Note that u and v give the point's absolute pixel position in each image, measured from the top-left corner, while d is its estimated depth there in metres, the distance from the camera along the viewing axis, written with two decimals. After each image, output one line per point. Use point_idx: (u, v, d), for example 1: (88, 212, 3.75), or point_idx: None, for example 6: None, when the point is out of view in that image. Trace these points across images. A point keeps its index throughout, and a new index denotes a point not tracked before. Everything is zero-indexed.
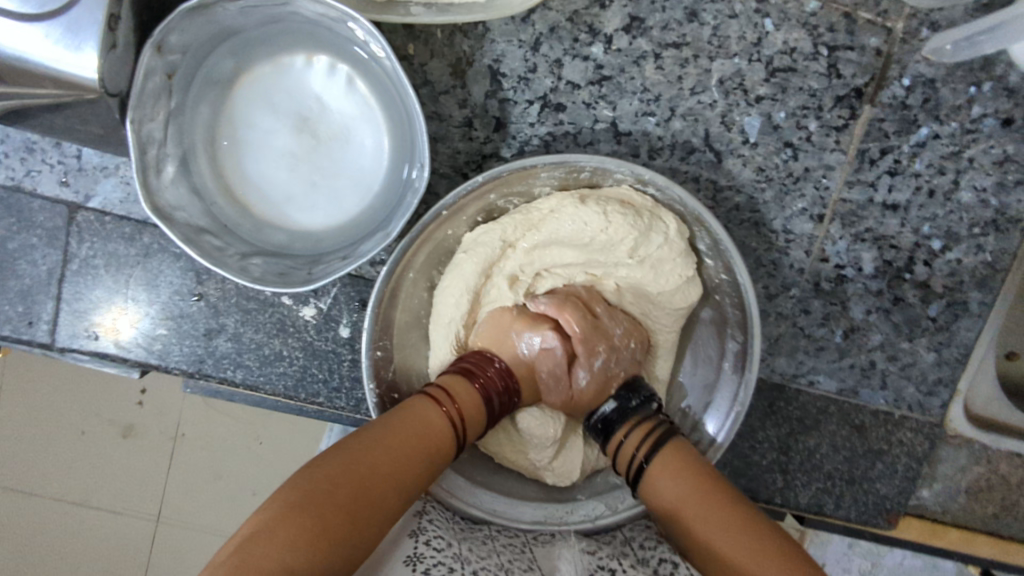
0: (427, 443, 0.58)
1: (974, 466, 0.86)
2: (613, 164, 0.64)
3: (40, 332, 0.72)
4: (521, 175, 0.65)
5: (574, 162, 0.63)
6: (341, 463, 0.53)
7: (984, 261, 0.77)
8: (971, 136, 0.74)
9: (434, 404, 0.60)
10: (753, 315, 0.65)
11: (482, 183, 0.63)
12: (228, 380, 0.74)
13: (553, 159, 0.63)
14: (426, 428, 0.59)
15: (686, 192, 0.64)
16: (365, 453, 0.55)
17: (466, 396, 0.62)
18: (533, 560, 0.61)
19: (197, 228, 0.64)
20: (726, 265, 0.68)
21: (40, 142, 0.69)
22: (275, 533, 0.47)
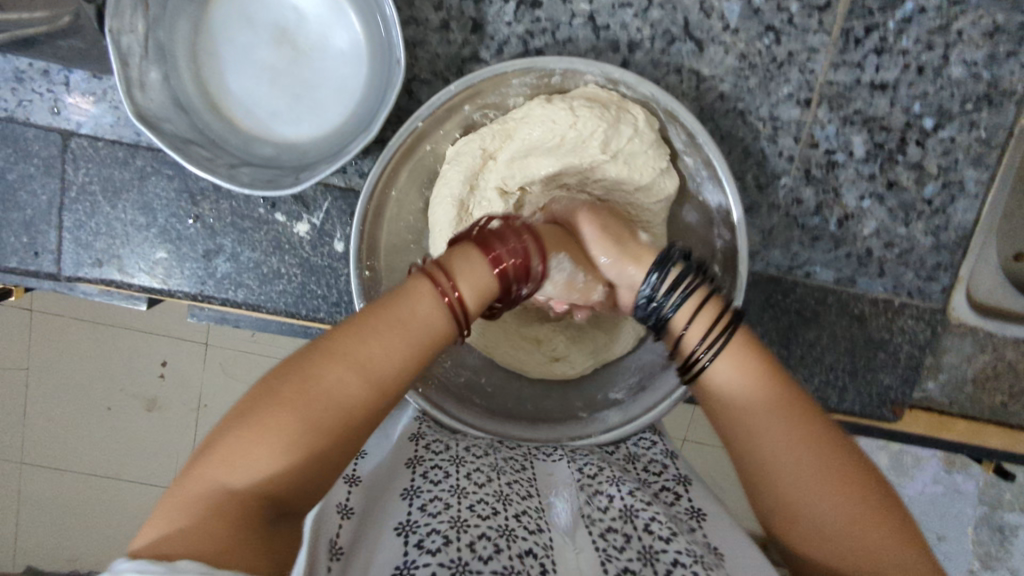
0: (413, 331, 0.47)
1: (980, 355, 0.83)
2: (581, 65, 0.63)
3: (44, 262, 0.74)
4: (493, 83, 0.65)
5: (543, 65, 0.63)
6: (305, 388, 0.42)
7: (979, 138, 0.76)
8: (959, 7, 0.72)
9: (429, 285, 0.49)
10: (738, 209, 0.64)
11: (454, 93, 0.63)
12: (229, 301, 0.75)
13: (523, 63, 0.63)
14: (416, 313, 0.47)
15: (660, 87, 0.63)
16: (343, 368, 0.43)
17: (472, 279, 0.50)
18: (532, 483, 0.61)
19: (184, 138, 0.65)
20: (705, 162, 0.66)
21: (29, 70, 0.71)
22: (259, 449, 0.40)
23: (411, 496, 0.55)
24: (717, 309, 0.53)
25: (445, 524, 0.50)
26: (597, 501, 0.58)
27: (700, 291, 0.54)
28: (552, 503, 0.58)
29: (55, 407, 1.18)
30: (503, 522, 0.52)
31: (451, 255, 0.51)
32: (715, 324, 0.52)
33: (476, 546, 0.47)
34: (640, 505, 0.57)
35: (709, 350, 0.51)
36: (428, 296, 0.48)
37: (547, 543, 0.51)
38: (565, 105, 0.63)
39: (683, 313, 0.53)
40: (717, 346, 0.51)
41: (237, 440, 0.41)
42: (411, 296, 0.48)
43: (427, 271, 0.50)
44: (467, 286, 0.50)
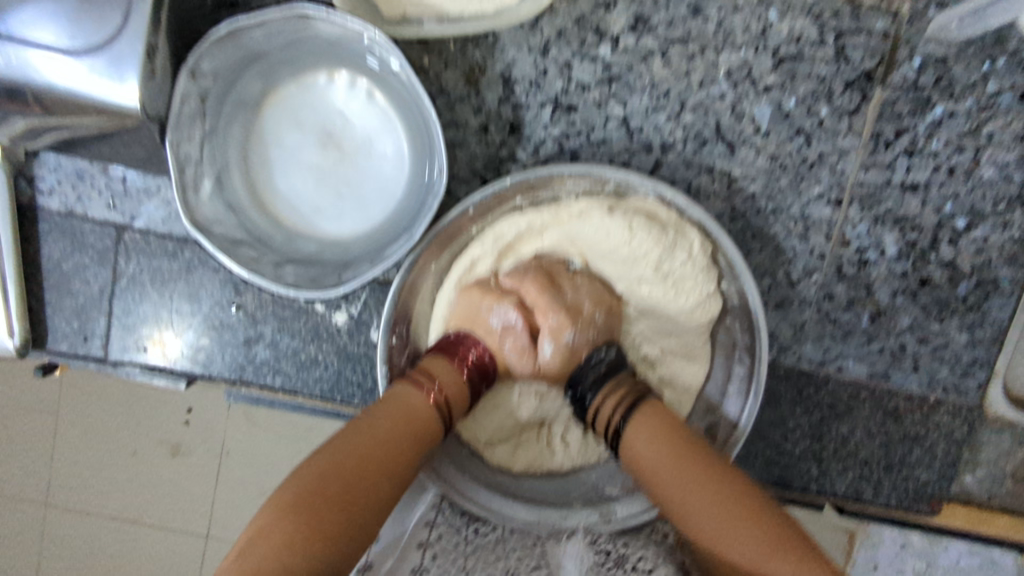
0: (418, 425, 0.58)
1: (1019, 450, 0.82)
2: (636, 178, 0.66)
3: (94, 346, 0.77)
4: (547, 181, 0.68)
5: (599, 172, 0.66)
6: (312, 479, 0.52)
7: (1013, 237, 0.76)
8: (988, 113, 0.73)
9: (417, 390, 0.60)
10: (763, 329, 0.66)
11: (509, 186, 0.66)
12: (267, 386, 0.77)
13: (581, 168, 0.66)
14: (413, 405, 0.59)
15: (705, 212, 0.66)
16: (347, 454, 0.54)
17: (448, 378, 0.61)
18: (536, 557, 0.62)
19: (234, 240, 0.68)
20: (731, 274, 0.68)
21: (90, 168, 0.74)
22: (266, 539, 0.48)
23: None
24: (628, 391, 0.61)
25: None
26: (598, 569, 0.60)
27: (622, 377, 0.63)
28: (552, 564, 0.61)
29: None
30: None
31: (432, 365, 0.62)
32: (623, 397, 0.61)
33: None
34: (636, 567, 0.59)
35: (593, 390, 0.62)
36: (415, 395, 0.60)
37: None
38: (623, 220, 0.65)
39: (607, 398, 0.61)
40: (620, 400, 0.61)
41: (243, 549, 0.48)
42: (403, 395, 0.60)
43: (411, 381, 0.61)
44: (448, 377, 0.61)
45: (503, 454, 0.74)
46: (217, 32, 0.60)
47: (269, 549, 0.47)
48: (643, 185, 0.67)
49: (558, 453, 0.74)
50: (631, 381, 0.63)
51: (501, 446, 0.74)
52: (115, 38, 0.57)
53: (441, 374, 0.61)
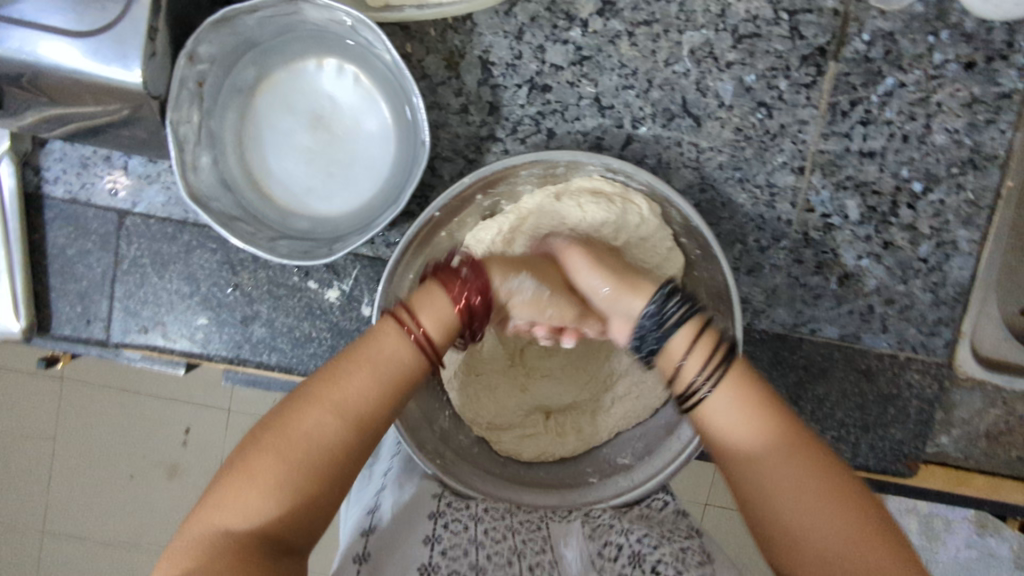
0: (395, 367, 0.61)
1: (991, 409, 0.86)
2: (583, 158, 0.69)
3: (97, 329, 0.80)
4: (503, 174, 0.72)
5: (550, 159, 0.69)
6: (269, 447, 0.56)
7: (968, 199, 0.81)
8: (936, 82, 0.79)
9: (396, 329, 0.62)
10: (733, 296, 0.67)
11: (468, 185, 0.69)
12: (264, 363, 0.80)
13: (531, 156, 0.69)
14: (388, 353, 0.61)
15: (655, 176, 0.69)
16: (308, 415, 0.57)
17: (432, 318, 0.63)
18: (546, 541, 0.66)
19: (230, 216, 0.72)
20: (700, 237, 0.72)
21: (93, 157, 0.78)
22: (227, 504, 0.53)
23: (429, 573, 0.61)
24: (712, 340, 0.64)
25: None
26: (606, 549, 0.65)
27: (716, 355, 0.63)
28: (564, 555, 0.65)
29: (85, 472, 1.22)
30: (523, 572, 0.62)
31: (417, 297, 0.64)
32: (712, 357, 0.63)
33: None
34: (647, 549, 0.63)
35: (708, 381, 0.62)
36: (394, 333, 0.62)
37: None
38: (573, 202, 0.74)
39: (683, 351, 0.64)
40: (715, 379, 0.62)
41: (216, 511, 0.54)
42: (377, 344, 0.61)
43: (392, 317, 0.63)
44: (432, 322, 0.63)
45: (511, 443, 0.77)
46: (213, 17, 0.65)
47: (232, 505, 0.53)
48: (590, 161, 0.70)
49: (567, 439, 0.77)
50: (720, 334, 0.64)
51: (511, 433, 0.77)
52: (118, 21, 0.62)
53: (433, 301, 0.63)
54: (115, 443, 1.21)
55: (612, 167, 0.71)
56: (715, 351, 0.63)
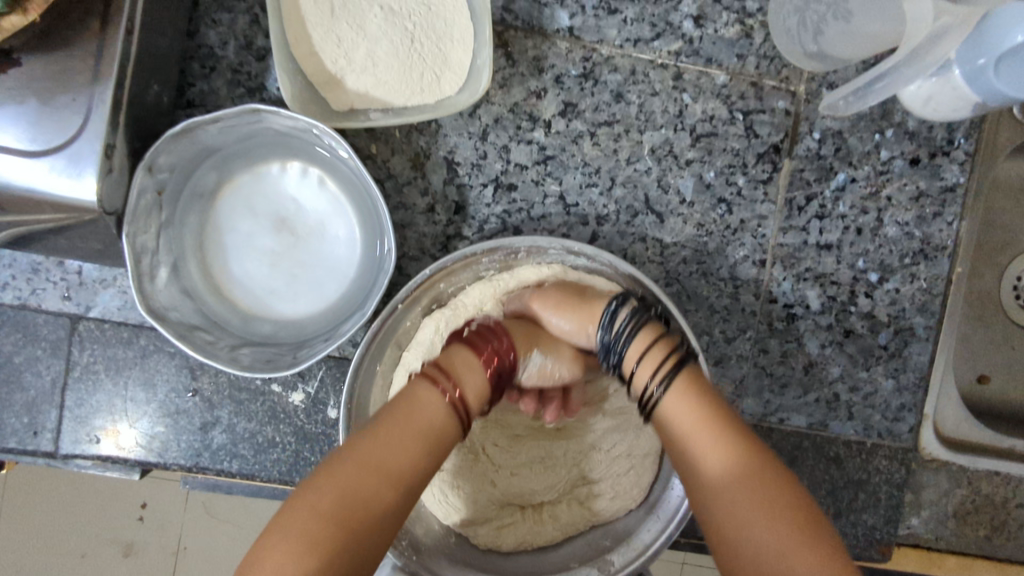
0: (426, 424, 0.61)
1: (957, 489, 0.87)
2: (543, 241, 0.72)
3: (44, 441, 0.76)
4: (465, 262, 0.74)
5: (508, 244, 0.72)
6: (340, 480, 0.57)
7: (921, 287, 0.84)
8: (884, 177, 0.82)
9: (429, 390, 0.63)
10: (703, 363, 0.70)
11: (429, 276, 0.71)
12: (224, 471, 0.77)
13: (490, 245, 0.72)
14: (423, 414, 0.62)
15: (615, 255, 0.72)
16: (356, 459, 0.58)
17: (469, 381, 0.65)
18: None
19: (190, 324, 0.70)
20: None
21: (45, 262, 0.75)
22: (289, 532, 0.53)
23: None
24: (667, 348, 0.67)
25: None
26: None
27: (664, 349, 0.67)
28: None
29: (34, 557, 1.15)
30: None
31: (454, 362, 0.66)
32: (663, 363, 0.66)
33: None
34: None
35: (662, 386, 0.65)
36: (432, 398, 0.63)
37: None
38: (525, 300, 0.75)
39: (637, 356, 0.68)
40: (666, 383, 0.65)
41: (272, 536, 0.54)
42: (420, 400, 0.62)
43: (429, 377, 0.64)
44: (465, 374, 0.65)
45: (487, 534, 0.75)
46: (173, 130, 0.64)
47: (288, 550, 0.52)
48: (549, 245, 0.73)
49: (544, 528, 0.76)
50: (675, 344, 0.67)
51: (486, 526, 0.75)
52: (74, 139, 0.60)
53: (453, 361, 0.66)
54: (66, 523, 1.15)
55: (570, 248, 0.73)
56: (669, 357, 0.66)
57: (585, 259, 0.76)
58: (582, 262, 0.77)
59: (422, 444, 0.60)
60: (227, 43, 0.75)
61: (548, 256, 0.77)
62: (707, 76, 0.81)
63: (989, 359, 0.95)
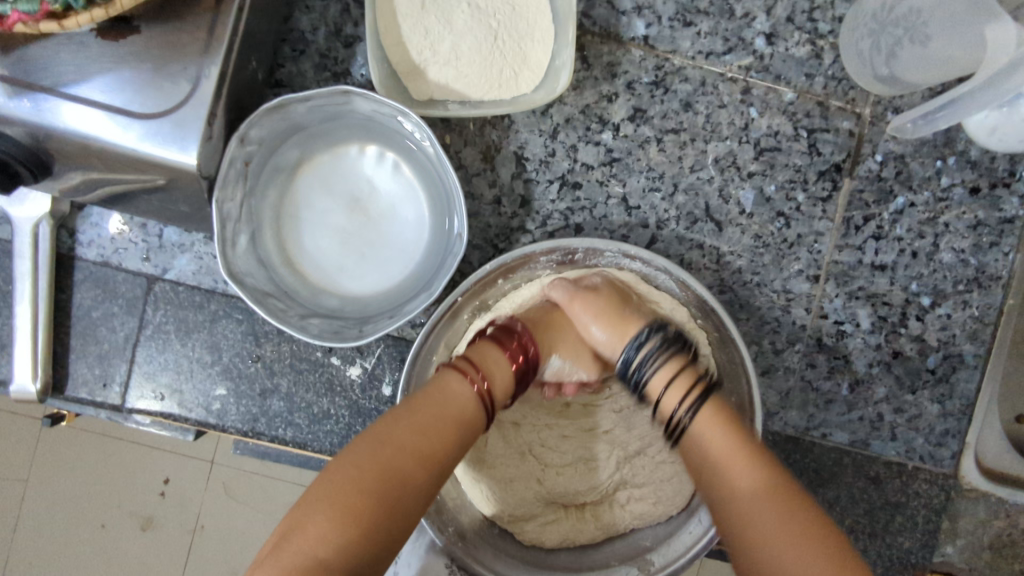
0: (454, 408, 0.64)
1: (994, 520, 0.87)
2: (602, 244, 0.73)
3: (111, 393, 0.79)
4: (524, 260, 0.75)
5: (567, 245, 0.73)
6: (367, 456, 0.59)
7: (973, 315, 0.84)
8: (943, 204, 0.83)
9: (461, 378, 0.65)
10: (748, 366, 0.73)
11: (490, 271, 0.73)
12: (278, 438, 0.79)
13: (549, 244, 0.73)
14: (450, 395, 0.64)
15: (670, 261, 0.73)
16: (398, 432, 0.60)
17: (498, 378, 0.67)
18: None
19: (264, 291, 0.73)
20: (716, 323, 0.76)
21: (129, 223, 0.80)
22: (321, 512, 0.55)
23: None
24: (689, 378, 0.69)
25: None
26: None
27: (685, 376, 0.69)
28: None
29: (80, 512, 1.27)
30: None
31: (480, 354, 0.68)
32: (691, 390, 0.68)
33: None
34: None
35: (687, 411, 0.68)
36: (459, 384, 0.65)
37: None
38: None
39: (663, 381, 0.70)
40: (694, 408, 0.68)
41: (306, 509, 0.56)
42: (450, 389, 0.65)
43: (457, 368, 0.66)
44: (498, 373, 0.68)
45: (533, 530, 0.77)
46: (269, 104, 0.68)
47: (326, 524, 0.55)
48: (607, 248, 0.74)
49: (587, 526, 0.77)
50: (698, 374, 0.70)
51: (532, 522, 0.77)
52: (181, 105, 0.64)
53: (489, 358, 0.68)
54: (109, 487, 1.27)
55: (627, 252, 0.74)
56: (691, 384, 0.69)
57: (639, 263, 0.78)
58: (636, 266, 0.79)
59: (450, 429, 0.63)
60: (318, 28, 0.79)
61: (603, 258, 0.79)
62: (775, 92, 0.83)
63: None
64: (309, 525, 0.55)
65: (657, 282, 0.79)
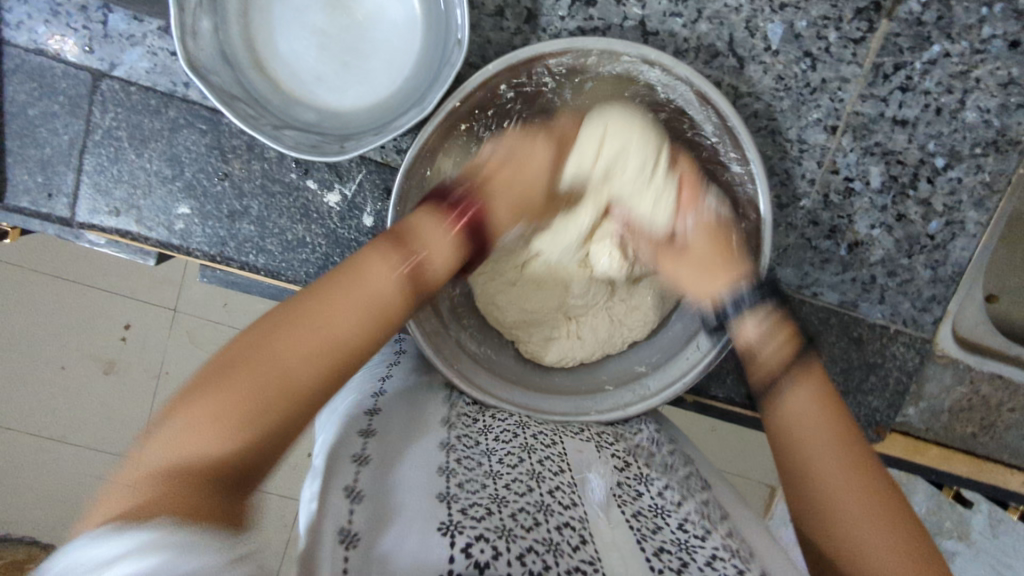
0: (383, 297, 0.54)
1: (958, 386, 0.89)
2: (620, 46, 0.64)
3: (59, 205, 0.71)
4: (529, 62, 0.66)
5: (582, 45, 0.64)
6: (262, 362, 0.47)
7: (984, 181, 0.81)
8: (980, 56, 0.77)
9: (386, 257, 0.56)
10: (761, 193, 0.66)
11: (491, 73, 0.64)
12: (249, 265, 0.74)
13: (563, 44, 0.64)
14: (380, 281, 0.54)
15: (694, 72, 0.65)
16: (303, 337, 0.49)
17: (437, 238, 0.59)
18: (564, 462, 0.62)
19: (230, 93, 0.64)
20: (733, 142, 0.68)
21: (66, 4, 0.68)
22: (188, 410, 0.44)
23: (447, 473, 0.56)
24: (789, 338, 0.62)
25: (486, 499, 0.54)
26: (627, 486, 0.63)
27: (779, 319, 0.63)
28: (586, 478, 0.61)
29: (40, 346, 1.22)
30: (540, 501, 0.56)
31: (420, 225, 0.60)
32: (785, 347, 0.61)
33: (518, 518, 0.52)
34: (671, 505, 0.62)
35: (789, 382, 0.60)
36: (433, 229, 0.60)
37: (583, 516, 0.56)
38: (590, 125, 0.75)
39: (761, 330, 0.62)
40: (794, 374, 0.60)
41: (178, 408, 0.44)
42: (373, 262, 0.55)
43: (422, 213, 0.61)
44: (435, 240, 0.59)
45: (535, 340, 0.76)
46: None
47: (196, 427, 0.43)
48: (626, 52, 0.65)
49: (584, 342, 0.76)
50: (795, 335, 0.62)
51: (535, 329, 0.76)
52: None
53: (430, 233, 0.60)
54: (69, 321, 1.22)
55: (647, 58, 0.65)
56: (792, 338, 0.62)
57: (660, 71, 0.67)
58: (655, 75, 0.68)
59: (377, 307, 0.53)
60: None
61: (619, 64, 0.68)
62: None
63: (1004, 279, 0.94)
64: (166, 454, 0.42)
65: (676, 93, 0.70)
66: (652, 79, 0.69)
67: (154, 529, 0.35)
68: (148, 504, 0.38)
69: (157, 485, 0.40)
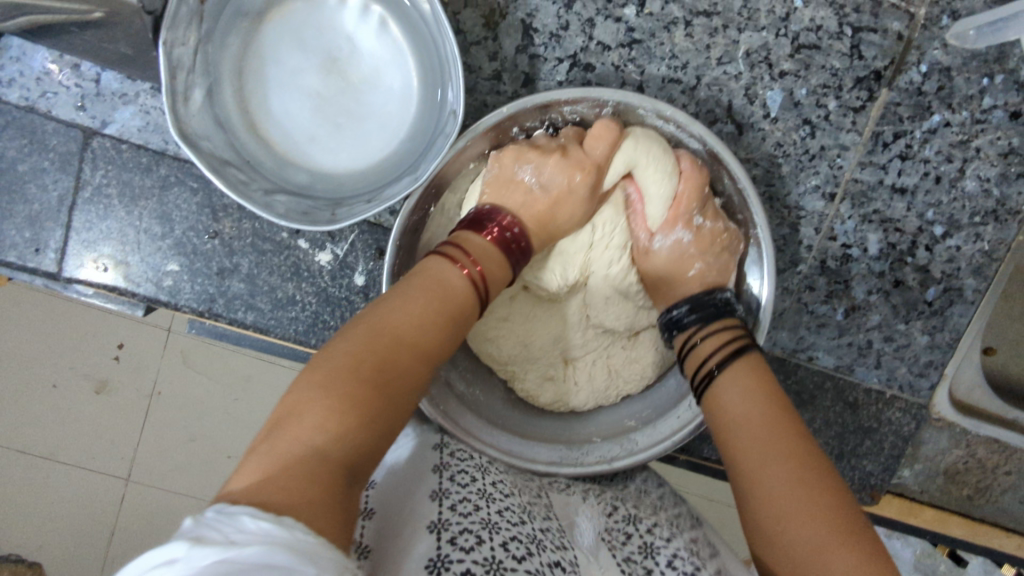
0: (456, 300, 0.55)
1: (954, 450, 0.87)
2: (635, 99, 0.64)
3: (46, 260, 0.70)
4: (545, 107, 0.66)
5: (597, 96, 0.64)
6: (342, 357, 0.46)
7: (983, 249, 0.80)
8: (980, 126, 0.76)
9: (450, 265, 0.56)
10: (767, 242, 0.65)
11: (506, 114, 0.63)
12: (237, 321, 0.73)
13: (577, 92, 0.64)
14: (449, 281, 0.55)
15: (707, 130, 0.64)
16: (386, 327, 0.49)
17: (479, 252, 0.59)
18: (551, 509, 0.61)
19: (222, 158, 0.63)
20: (744, 202, 0.67)
21: (58, 62, 0.68)
22: (298, 418, 0.42)
23: (440, 496, 0.53)
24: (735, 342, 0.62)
25: (478, 524, 0.50)
26: (614, 531, 0.62)
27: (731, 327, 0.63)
28: (576, 524, 0.60)
29: None
30: (533, 532, 0.53)
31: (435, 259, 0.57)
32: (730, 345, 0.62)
33: (510, 547, 0.48)
34: (659, 540, 0.61)
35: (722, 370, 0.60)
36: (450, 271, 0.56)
37: (574, 560, 0.54)
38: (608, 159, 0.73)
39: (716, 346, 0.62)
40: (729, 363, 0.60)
41: (280, 431, 0.42)
42: (435, 271, 0.56)
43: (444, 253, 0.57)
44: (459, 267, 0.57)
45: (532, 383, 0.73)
46: None
47: (299, 430, 0.42)
48: (640, 105, 0.65)
49: (580, 390, 0.73)
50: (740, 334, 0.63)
51: (532, 377, 0.73)
52: None
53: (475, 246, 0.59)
54: None
55: (661, 113, 0.65)
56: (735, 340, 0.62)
57: (673, 126, 0.67)
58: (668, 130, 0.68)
59: (442, 307, 0.53)
60: None
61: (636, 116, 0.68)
62: None
63: (1004, 328, 0.89)
64: (281, 462, 0.39)
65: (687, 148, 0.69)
66: (664, 132, 0.69)
67: (277, 518, 0.34)
68: (281, 493, 0.37)
69: (275, 469, 0.39)
